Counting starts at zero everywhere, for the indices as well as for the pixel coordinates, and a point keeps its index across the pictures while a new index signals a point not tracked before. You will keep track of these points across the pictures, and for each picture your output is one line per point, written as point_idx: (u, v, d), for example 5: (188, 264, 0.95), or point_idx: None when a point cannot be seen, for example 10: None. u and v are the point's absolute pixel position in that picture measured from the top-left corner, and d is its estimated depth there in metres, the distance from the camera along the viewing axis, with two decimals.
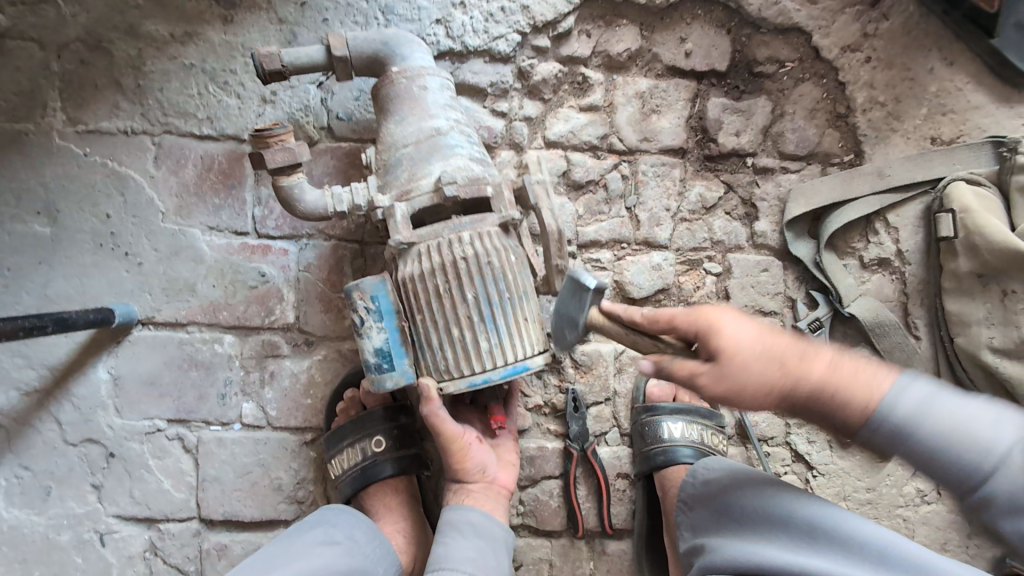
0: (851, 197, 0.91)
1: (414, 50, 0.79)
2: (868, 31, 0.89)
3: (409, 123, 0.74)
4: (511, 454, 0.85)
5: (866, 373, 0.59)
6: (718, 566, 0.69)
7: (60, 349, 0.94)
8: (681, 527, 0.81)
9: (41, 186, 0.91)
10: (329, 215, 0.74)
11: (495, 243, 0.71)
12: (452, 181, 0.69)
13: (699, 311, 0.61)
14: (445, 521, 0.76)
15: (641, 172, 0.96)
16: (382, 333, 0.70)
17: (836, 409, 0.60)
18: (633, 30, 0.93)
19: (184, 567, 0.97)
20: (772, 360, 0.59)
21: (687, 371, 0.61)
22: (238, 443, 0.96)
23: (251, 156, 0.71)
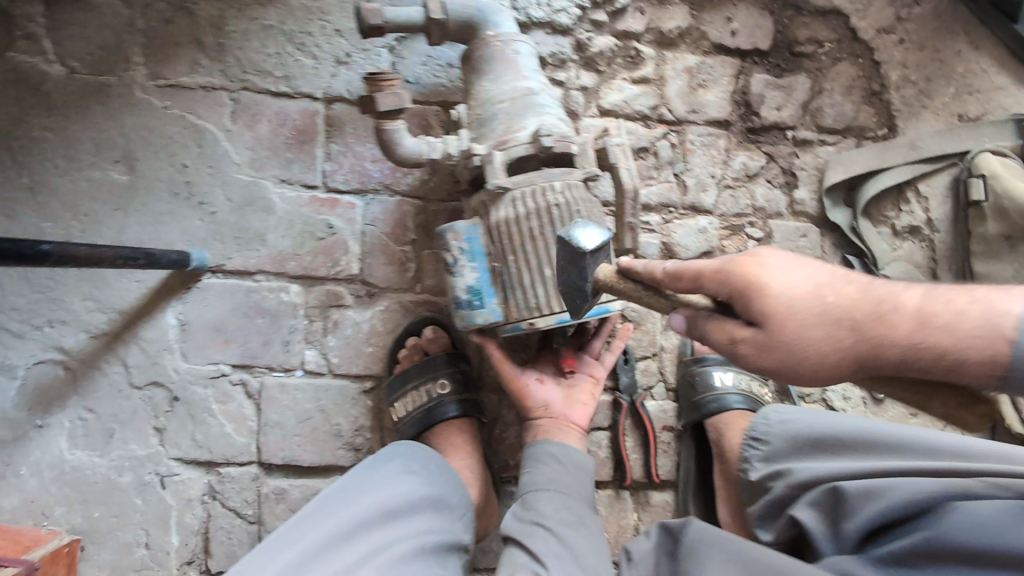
0: (886, 166, 0.98)
1: (503, 19, 0.85)
2: (901, 15, 0.97)
3: (505, 82, 0.80)
4: (586, 393, 0.84)
5: (940, 332, 0.50)
6: (810, 480, 0.74)
7: (131, 294, 0.98)
8: (750, 462, 0.86)
9: (120, 136, 0.95)
10: (423, 161, 0.79)
11: (582, 195, 0.78)
12: (549, 134, 0.75)
13: (738, 263, 0.57)
14: (526, 453, 0.80)
15: (688, 141, 1.02)
16: (474, 272, 0.76)
17: (954, 369, 0.50)
18: (684, 9, 1.01)
19: (242, 511, 1.00)
20: (839, 322, 0.53)
21: (726, 333, 0.58)
22: (300, 389, 1.00)
23: (363, 99, 0.75)
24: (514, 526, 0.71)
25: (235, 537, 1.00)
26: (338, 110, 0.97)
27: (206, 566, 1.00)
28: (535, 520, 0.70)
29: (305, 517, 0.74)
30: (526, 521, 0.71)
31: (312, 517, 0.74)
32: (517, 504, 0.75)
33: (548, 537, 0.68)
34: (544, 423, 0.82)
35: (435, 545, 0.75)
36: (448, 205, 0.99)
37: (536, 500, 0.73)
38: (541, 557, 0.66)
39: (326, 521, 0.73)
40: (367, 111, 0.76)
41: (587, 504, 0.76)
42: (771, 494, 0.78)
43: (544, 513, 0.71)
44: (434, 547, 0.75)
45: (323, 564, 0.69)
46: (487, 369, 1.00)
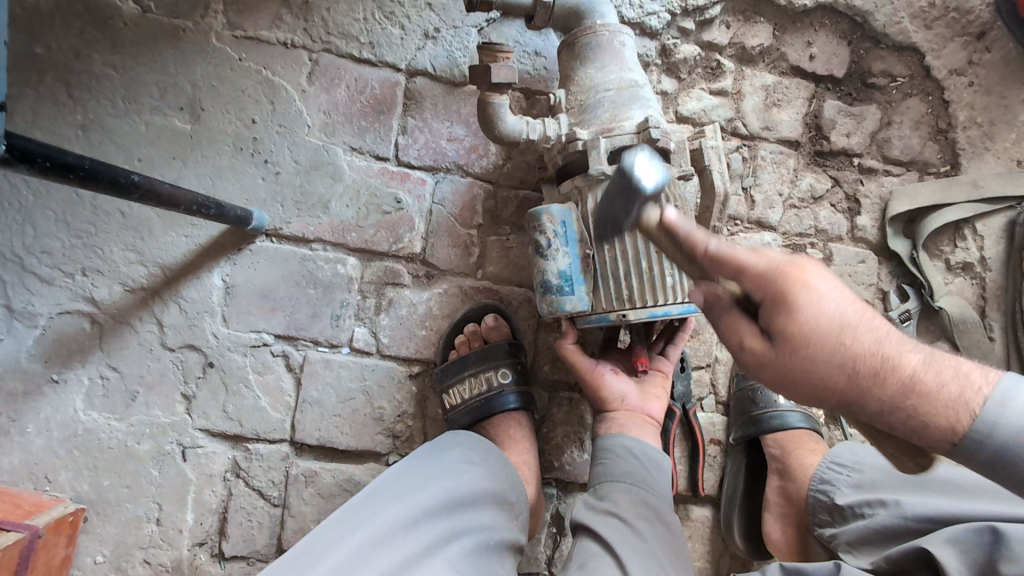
0: (949, 202, 1.00)
1: (609, 10, 0.84)
2: (973, 59, 1.01)
3: (611, 71, 0.79)
4: (658, 388, 0.88)
5: (956, 392, 0.49)
6: (923, 513, 0.73)
7: (177, 249, 0.92)
8: (837, 485, 0.86)
9: (189, 83, 0.90)
10: (520, 141, 0.77)
11: (679, 191, 0.77)
12: (658, 125, 0.73)
13: (785, 272, 0.51)
14: (602, 448, 0.84)
15: (760, 156, 1.03)
16: (567, 257, 0.74)
17: (910, 429, 0.50)
18: (768, 28, 1.02)
19: (266, 492, 0.93)
20: (841, 359, 0.50)
21: (738, 335, 0.55)
22: (344, 367, 0.94)
23: (476, 68, 0.73)
24: (589, 513, 0.78)
25: (255, 520, 0.93)
26: (419, 84, 0.95)
27: (220, 549, 0.92)
28: (613, 512, 0.76)
29: (368, 502, 0.70)
30: (600, 510, 0.77)
31: (376, 502, 0.69)
32: (592, 494, 0.81)
33: (625, 528, 0.74)
34: (621, 416, 0.85)
35: (499, 542, 0.71)
36: (519, 193, 0.98)
37: (614, 492, 0.78)
38: (620, 548, 0.72)
39: (391, 506, 0.68)
40: (478, 80, 0.74)
41: (663, 501, 0.80)
42: (871, 520, 0.78)
43: (621, 503, 0.77)
44: (497, 544, 0.71)
45: (390, 552, 0.64)
46: (541, 364, 0.97)
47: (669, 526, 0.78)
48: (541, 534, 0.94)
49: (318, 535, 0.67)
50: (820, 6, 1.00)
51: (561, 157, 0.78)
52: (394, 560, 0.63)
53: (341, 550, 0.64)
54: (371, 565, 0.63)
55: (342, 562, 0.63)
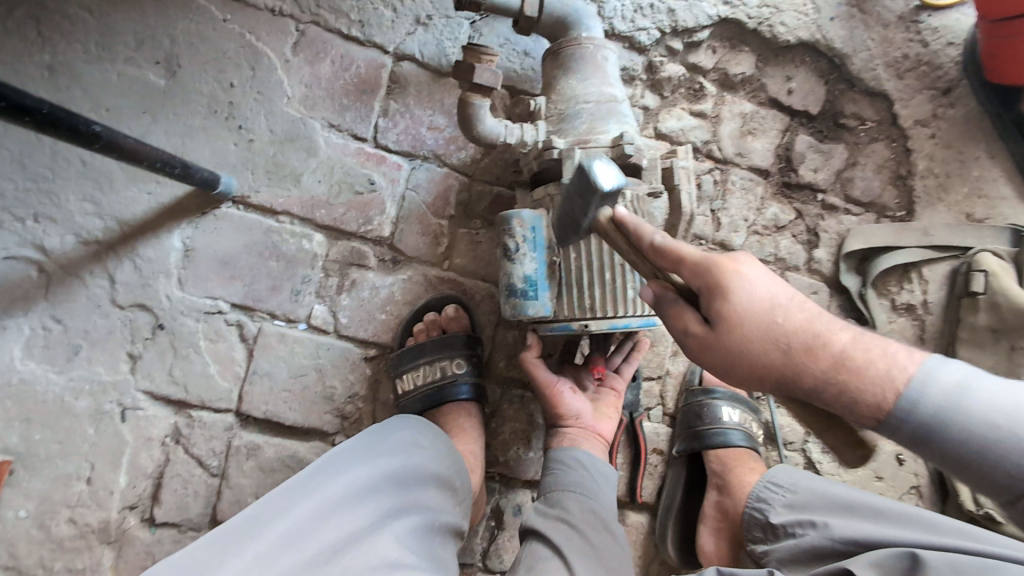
0: (900, 245, 1.05)
1: (595, 23, 0.86)
2: (937, 112, 1.06)
3: (592, 84, 0.80)
4: (611, 408, 0.90)
5: (882, 366, 0.55)
6: (848, 536, 0.76)
7: (138, 206, 0.89)
8: (771, 504, 0.88)
9: (168, 38, 0.88)
10: (498, 143, 0.78)
11: (646, 208, 0.79)
12: (632, 142, 0.75)
13: (718, 261, 0.58)
14: (552, 459, 0.85)
15: (730, 181, 1.06)
16: (534, 263, 0.74)
17: (834, 407, 0.56)
18: (751, 58, 1.05)
19: (205, 461, 0.92)
20: (776, 343, 0.56)
21: (682, 325, 0.61)
22: (299, 343, 0.94)
23: (458, 67, 0.72)
24: (537, 518, 0.79)
25: (191, 487, 0.91)
26: (405, 69, 0.94)
27: (151, 514, 0.91)
28: (559, 518, 0.78)
29: (307, 480, 0.66)
30: (549, 518, 0.78)
31: (316, 480, 0.66)
32: (540, 501, 0.82)
33: (570, 531, 0.76)
34: (573, 431, 0.87)
35: (442, 523, 0.70)
36: (494, 190, 0.98)
37: (561, 500, 0.80)
38: (565, 550, 0.73)
39: (349, 478, 0.66)
40: (460, 79, 0.74)
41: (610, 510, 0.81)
42: (800, 540, 0.81)
43: (568, 508, 0.78)
44: (440, 528, 0.70)
45: (332, 526, 0.62)
46: (498, 360, 0.98)
47: (612, 532, 0.78)
48: (480, 527, 0.95)
49: (253, 514, 0.63)
50: (802, 42, 1.04)
51: (537, 162, 0.78)
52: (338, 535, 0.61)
53: (278, 528, 0.61)
54: (312, 540, 0.60)
55: (279, 539, 0.60)
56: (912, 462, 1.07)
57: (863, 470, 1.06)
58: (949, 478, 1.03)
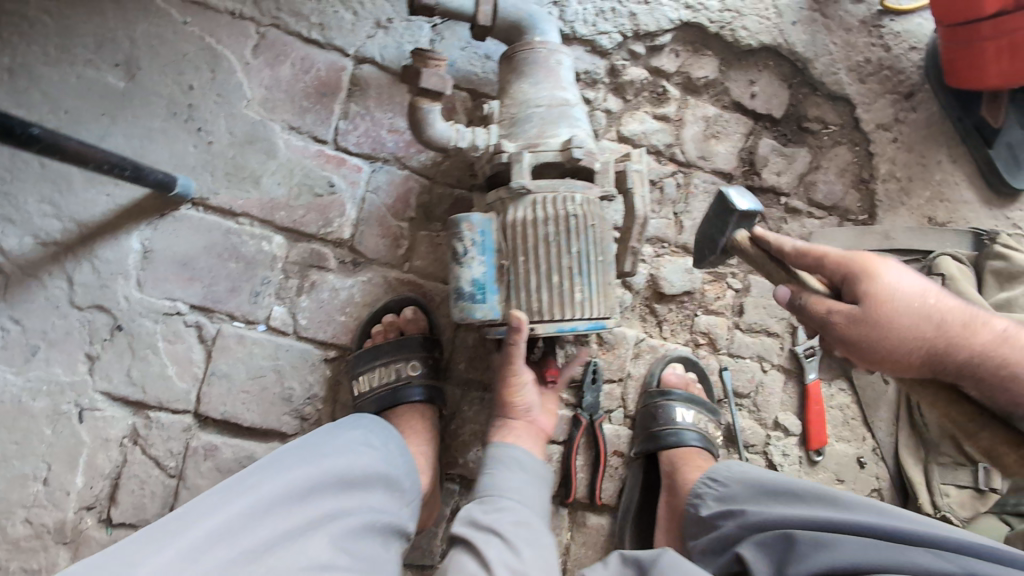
0: (861, 248, 1.05)
1: (550, 27, 0.86)
2: (900, 117, 1.07)
3: (544, 88, 0.81)
4: (555, 408, 0.92)
5: (1021, 346, 0.59)
6: (759, 526, 0.76)
7: (97, 207, 0.90)
8: (704, 498, 0.88)
9: (127, 40, 0.88)
10: (449, 148, 0.78)
11: (598, 211, 0.78)
12: (581, 145, 0.76)
13: (861, 256, 0.61)
14: (491, 456, 0.83)
15: (693, 185, 1.06)
16: (482, 266, 0.75)
17: (999, 381, 0.58)
18: (715, 62, 1.06)
19: (163, 462, 0.92)
20: (929, 317, 0.59)
21: (826, 309, 0.61)
22: (258, 344, 0.94)
23: (407, 72, 0.75)
24: (469, 526, 0.74)
25: (148, 488, 0.91)
26: (365, 72, 0.95)
27: (108, 515, 0.91)
28: (492, 529, 0.73)
29: (247, 476, 0.65)
30: (481, 526, 0.73)
31: (255, 476, 0.65)
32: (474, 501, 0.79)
33: (502, 546, 0.71)
34: (520, 426, 0.86)
35: (386, 524, 0.70)
36: (454, 193, 0.99)
37: (497, 504, 0.76)
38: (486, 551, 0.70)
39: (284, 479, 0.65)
40: (408, 83, 0.75)
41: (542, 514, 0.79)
42: (720, 532, 0.81)
43: (497, 517, 0.74)
44: (383, 527, 0.69)
45: (267, 526, 0.60)
46: (458, 362, 0.99)
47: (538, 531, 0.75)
48: (439, 529, 0.95)
49: (180, 514, 0.61)
50: (765, 46, 1.04)
51: (489, 166, 0.79)
52: (270, 536, 0.60)
53: (207, 527, 0.59)
54: (244, 538, 0.58)
55: (206, 539, 0.58)
56: (873, 466, 1.07)
57: (824, 472, 1.06)
58: (909, 480, 1.04)
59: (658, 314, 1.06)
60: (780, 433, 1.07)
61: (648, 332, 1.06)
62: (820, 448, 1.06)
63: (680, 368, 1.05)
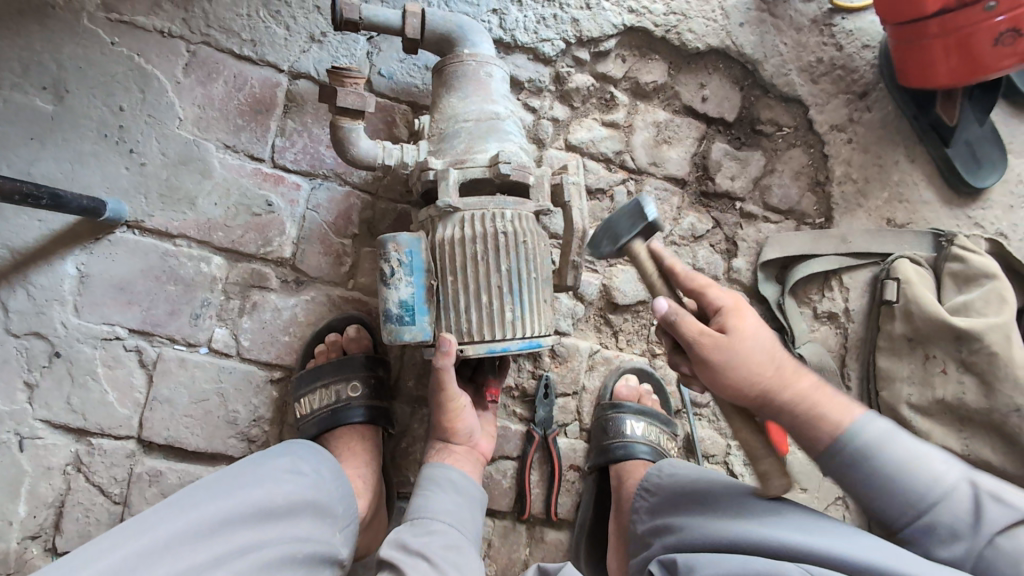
0: (818, 252, 1.03)
1: (481, 39, 0.86)
2: (853, 117, 1.05)
3: (473, 102, 0.81)
4: (491, 427, 0.92)
5: (841, 400, 0.66)
6: (677, 542, 0.73)
7: (29, 233, 0.88)
8: (638, 513, 0.85)
9: (54, 62, 0.87)
10: (377, 165, 0.81)
11: (531, 227, 0.79)
12: (508, 160, 0.76)
13: (739, 299, 0.69)
14: (424, 476, 0.83)
15: (645, 192, 1.04)
16: (410, 288, 0.75)
17: (799, 420, 0.66)
18: (662, 66, 1.03)
19: (107, 489, 0.90)
20: (776, 356, 0.67)
21: (698, 326, 0.66)
22: (201, 367, 0.92)
23: (324, 91, 0.76)
24: (397, 551, 0.73)
25: (92, 516, 0.89)
26: (301, 87, 0.94)
27: (53, 544, 0.88)
28: (421, 553, 0.72)
29: (160, 510, 0.65)
30: (411, 551, 0.73)
31: (168, 510, 0.65)
32: (408, 523, 0.77)
33: (428, 570, 0.70)
34: (458, 450, 0.86)
35: (308, 555, 0.70)
36: (398, 207, 0.98)
37: (428, 527, 0.76)
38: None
39: (196, 512, 0.65)
40: (327, 103, 0.76)
41: (474, 539, 0.80)
42: (647, 549, 0.78)
43: (427, 541, 0.74)
44: (303, 559, 0.69)
45: (168, 562, 0.60)
46: (406, 379, 0.97)
47: (463, 554, 0.75)
48: None
49: (85, 551, 0.61)
50: (713, 49, 1.02)
51: (419, 183, 0.79)
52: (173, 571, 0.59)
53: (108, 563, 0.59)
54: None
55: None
56: None
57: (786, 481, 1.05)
58: None
59: (613, 324, 1.04)
60: (740, 443, 1.05)
61: (602, 342, 1.04)
62: None
63: (634, 379, 1.03)
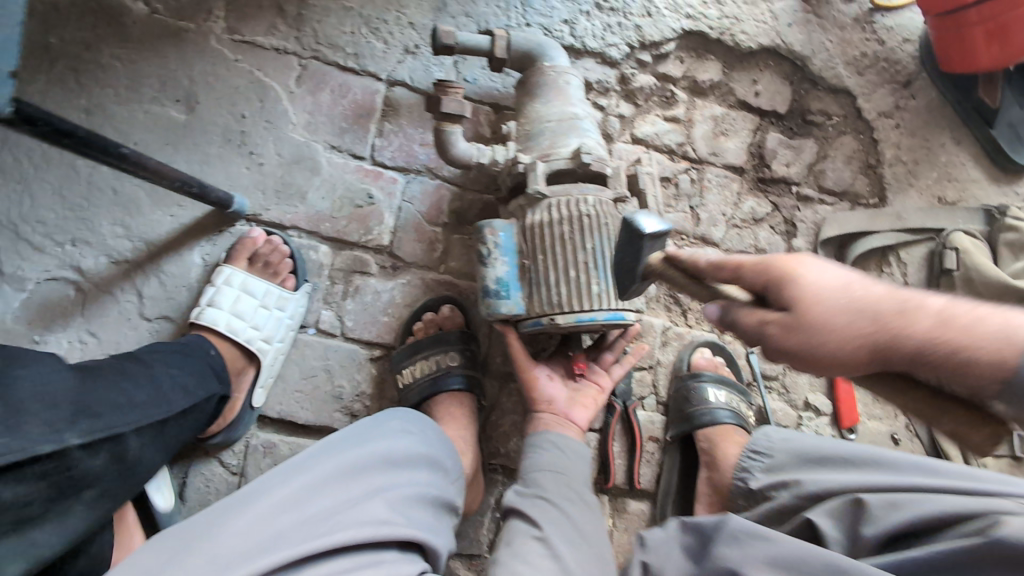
0: (874, 230, 1.10)
1: (559, 53, 0.97)
2: (899, 104, 1.13)
3: (554, 106, 0.91)
4: (587, 398, 0.93)
5: (997, 334, 0.49)
6: (816, 492, 0.76)
7: (162, 227, 0.99)
8: (751, 472, 0.89)
9: (186, 78, 0.99)
10: (471, 164, 0.89)
11: (612, 211, 0.86)
12: (589, 152, 0.84)
13: (783, 258, 0.56)
14: (529, 442, 0.88)
15: (707, 180, 1.12)
16: (505, 266, 0.84)
17: (982, 381, 0.49)
18: (718, 65, 1.13)
19: (226, 460, 0.97)
20: (862, 311, 0.52)
21: (759, 321, 0.56)
22: (309, 346, 1.01)
23: (430, 100, 0.87)
24: (526, 501, 0.78)
25: (213, 485, 0.96)
26: (397, 94, 1.05)
27: None
28: (548, 502, 0.77)
29: (302, 458, 0.73)
30: (537, 498, 0.79)
31: (313, 455, 0.73)
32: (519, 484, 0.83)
33: (547, 506, 0.77)
34: (546, 416, 0.90)
35: (432, 499, 0.76)
36: (483, 198, 1.07)
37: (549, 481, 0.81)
38: (543, 523, 0.74)
39: (339, 455, 0.73)
40: (433, 111, 0.87)
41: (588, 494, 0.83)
42: (773, 502, 0.80)
43: (547, 490, 0.80)
44: (429, 500, 0.76)
45: (325, 499, 0.67)
46: (494, 356, 1.05)
47: (591, 512, 0.80)
48: (485, 517, 1.01)
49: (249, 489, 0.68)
50: (764, 48, 1.12)
51: (509, 177, 0.89)
52: (331, 502, 0.67)
53: (274, 495, 0.66)
54: (306, 506, 0.65)
55: (274, 506, 0.64)
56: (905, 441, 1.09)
57: None
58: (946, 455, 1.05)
59: (682, 303, 1.11)
60: (810, 413, 1.10)
61: (673, 320, 1.11)
62: (853, 427, 1.09)
63: (708, 352, 1.10)
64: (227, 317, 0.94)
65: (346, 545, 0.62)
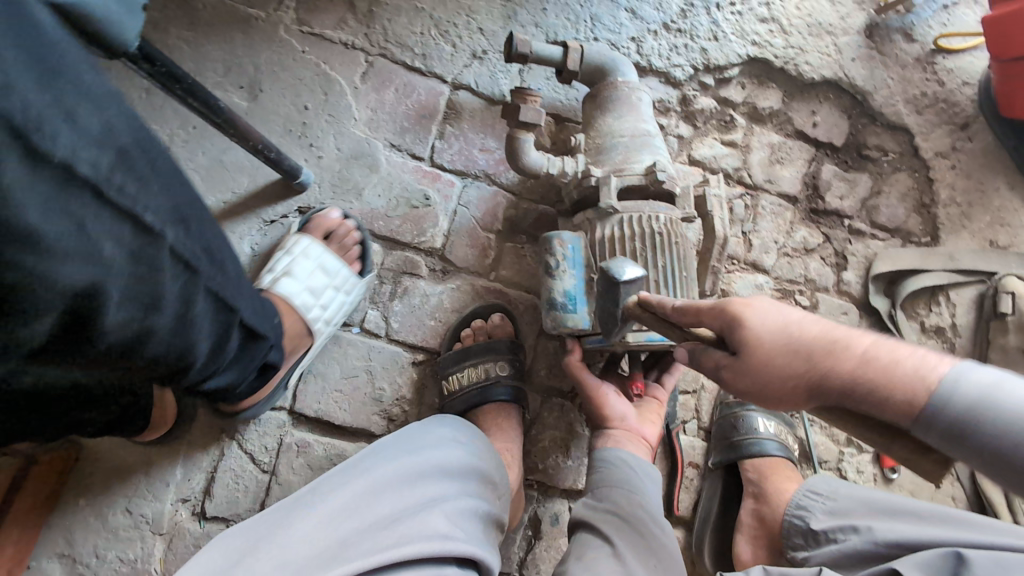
0: (927, 268, 1.09)
1: (629, 69, 0.97)
2: (956, 145, 1.13)
3: (627, 121, 0.90)
4: (654, 413, 0.93)
5: (905, 369, 0.51)
6: (890, 539, 0.74)
7: None
8: (811, 511, 0.88)
9: (251, 66, 0.98)
10: (541, 174, 0.89)
11: (681, 231, 0.85)
12: (664, 169, 0.83)
13: (728, 302, 0.59)
14: (599, 458, 0.87)
15: (761, 206, 1.11)
16: (572, 279, 0.83)
17: (874, 409, 0.52)
18: (778, 94, 1.13)
19: (257, 457, 0.93)
20: (795, 351, 0.55)
21: (714, 363, 0.61)
22: (353, 345, 0.98)
23: (508, 107, 0.87)
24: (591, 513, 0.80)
25: (241, 483, 0.92)
26: (460, 97, 1.04)
27: (201, 508, 0.91)
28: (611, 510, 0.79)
29: (360, 464, 0.72)
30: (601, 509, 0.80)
31: (364, 465, 0.72)
32: (589, 497, 0.84)
33: (618, 524, 0.77)
34: (618, 433, 0.89)
35: (485, 512, 0.74)
36: (538, 208, 1.06)
37: (617, 498, 0.81)
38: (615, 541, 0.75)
39: (397, 463, 0.72)
40: (510, 118, 0.88)
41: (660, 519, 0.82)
42: (841, 544, 0.79)
43: (617, 503, 0.80)
44: (482, 514, 0.74)
45: (385, 505, 0.67)
46: (538, 369, 1.03)
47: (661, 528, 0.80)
48: (517, 535, 0.97)
49: (310, 493, 0.69)
50: (826, 80, 1.12)
51: (576, 191, 0.88)
52: (392, 510, 0.66)
53: (337, 501, 0.66)
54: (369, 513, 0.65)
55: (338, 512, 0.65)
56: (948, 485, 1.06)
57: (899, 490, 1.06)
58: (989, 503, 1.02)
59: None
60: (852, 450, 1.08)
61: None
62: (894, 466, 1.07)
63: None
64: (299, 291, 0.89)
65: (411, 559, 0.60)
